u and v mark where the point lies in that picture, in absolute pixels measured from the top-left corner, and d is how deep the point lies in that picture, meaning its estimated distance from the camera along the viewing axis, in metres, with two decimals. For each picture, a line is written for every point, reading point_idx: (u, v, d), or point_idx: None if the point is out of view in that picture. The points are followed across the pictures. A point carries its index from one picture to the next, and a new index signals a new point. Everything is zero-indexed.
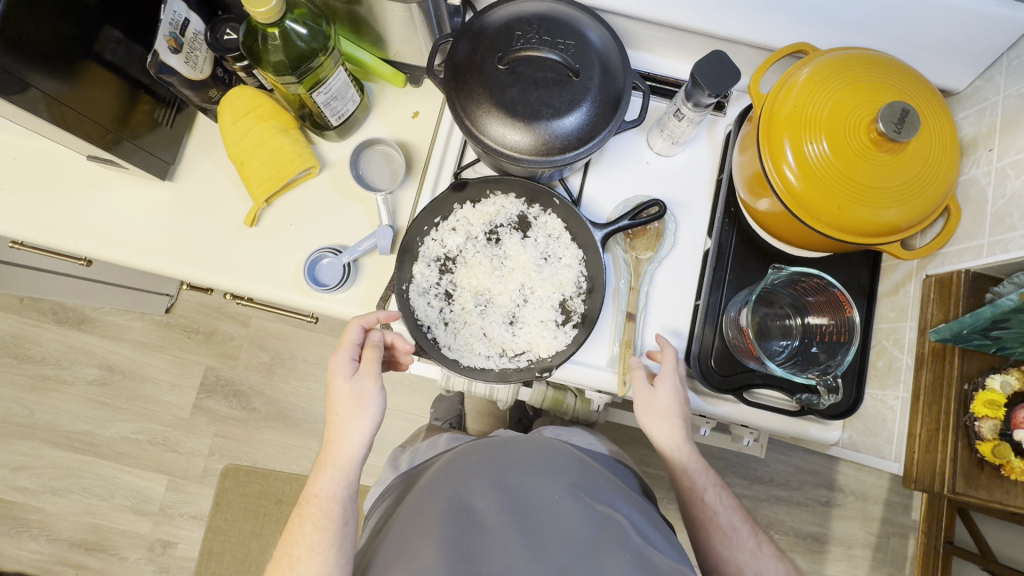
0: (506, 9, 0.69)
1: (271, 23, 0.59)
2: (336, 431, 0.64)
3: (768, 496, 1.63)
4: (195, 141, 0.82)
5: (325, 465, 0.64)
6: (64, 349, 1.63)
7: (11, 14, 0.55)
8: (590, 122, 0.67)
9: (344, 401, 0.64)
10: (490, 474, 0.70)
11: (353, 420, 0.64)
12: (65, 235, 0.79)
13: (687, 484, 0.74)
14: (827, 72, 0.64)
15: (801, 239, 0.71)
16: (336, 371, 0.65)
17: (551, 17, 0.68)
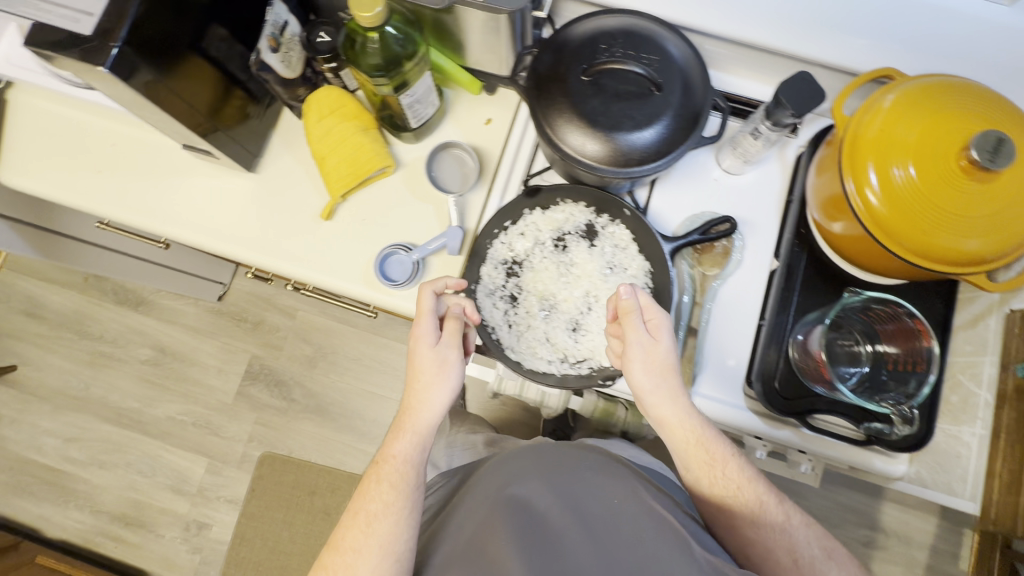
0: (592, 23, 0.71)
1: (374, 28, 0.62)
2: (416, 397, 0.67)
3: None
4: (279, 136, 0.86)
5: (402, 429, 0.68)
6: (122, 328, 1.71)
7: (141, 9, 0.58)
8: (669, 134, 0.67)
9: (427, 374, 0.67)
10: (546, 474, 0.71)
11: (434, 388, 0.67)
12: (156, 218, 0.84)
13: (702, 458, 0.67)
14: (916, 97, 0.64)
15: (877, 263, 0.70)
16: (420, 337, 0.68)
17: (636, 33, 0.69)
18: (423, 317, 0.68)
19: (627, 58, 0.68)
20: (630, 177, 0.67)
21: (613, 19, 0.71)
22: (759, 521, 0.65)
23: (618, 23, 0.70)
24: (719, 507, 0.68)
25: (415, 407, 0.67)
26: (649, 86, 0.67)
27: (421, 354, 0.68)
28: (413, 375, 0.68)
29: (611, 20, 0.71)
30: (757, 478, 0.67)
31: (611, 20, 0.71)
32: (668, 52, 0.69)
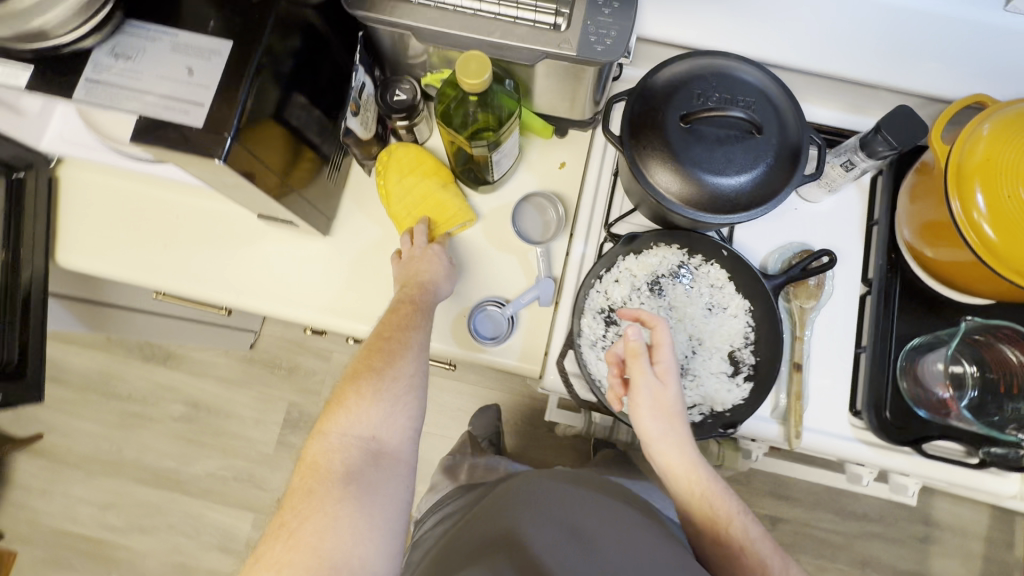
0: (680, 65, 0.70)
1: (476, 92, 0.60)
2: (425, 274, 0.72)
3: (860, 532, 1.52)
4: (349, 195, 0.83)
5: (407, 311, 0.69)
6: (150, 385, 1.66)
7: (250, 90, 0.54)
8: (769, 175, 0.67)
9: (417, 291, 0.71)
10: (591, 505, 0.65)
11: (441, 279, 0.73)
12: (230, 289, 0.82)
13: (711, 514, 0.63)
14: (1017, 124, 0.63)
15: (978, 286, 0.70)
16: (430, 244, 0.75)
17: (726, 74, 0.69)
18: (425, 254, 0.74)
19: (722, 101, 0.67)
20: (735, 222, 0.67)
21: (702, 60, 0.70)
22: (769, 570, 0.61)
23: (707, 63, 0.69)
24: (722, 555, 0.63)
25: (411, 299, 0.70)
26: (747, 127, 0.66)
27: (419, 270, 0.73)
28: (409, 284, 0.71)
29: (700, 60, 0.69)
30: (765, 537, 0.63)
31: (700, 61, 0.69)
32: (761, 92, 0.68)
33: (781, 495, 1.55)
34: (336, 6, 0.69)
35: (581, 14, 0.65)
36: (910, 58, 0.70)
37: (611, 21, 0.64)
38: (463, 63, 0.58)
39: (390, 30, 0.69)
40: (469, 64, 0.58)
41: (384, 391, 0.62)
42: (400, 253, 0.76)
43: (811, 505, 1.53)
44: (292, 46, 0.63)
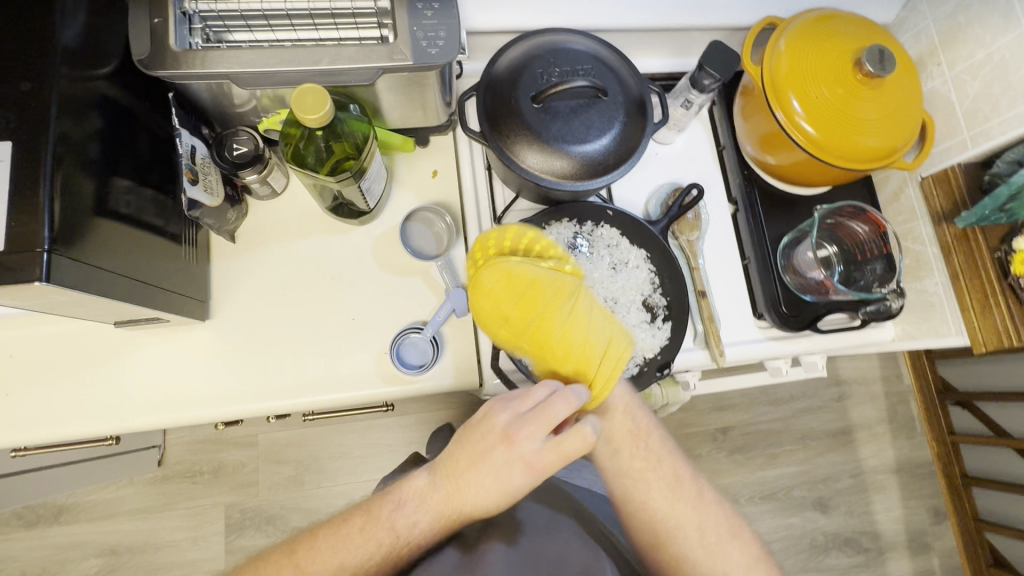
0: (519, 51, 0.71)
1: (321, 125, 0.57)
2: (502, 451, 0.58)
3: (793, 412, 1.71)
4: (219, 268, 0.75)
5: (460, 478, 0.60)
6: (49, 551, 1.40)
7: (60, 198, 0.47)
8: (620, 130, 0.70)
9: (466, 488, 0.59)
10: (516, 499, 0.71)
11: (518, 461, 0.58)
12: (106, 416, 0.70)
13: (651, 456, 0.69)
14: (803, 36, 0.74)
15: (814, 177, 0.81)
16: (532, 424, 0.59)
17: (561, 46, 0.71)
18: (561, 449, 0.58)
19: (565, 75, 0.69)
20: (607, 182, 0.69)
21: (537, 40, 0.72)
22: (688, 507, 0.66)
23: (542, 43, 0.71)
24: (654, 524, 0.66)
25: (473, 483, 0.59)
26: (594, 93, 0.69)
27: (522, 493, 0.58)
28: (476, 477, 0.58)
29: (534, 42, 0.71)
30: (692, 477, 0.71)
31: (534, 43, 0.71)
32: (597, 59, 0.71)
33: (722, 406, 1.69)
34: (132, 71, 0.61)
35: (403, 23, 0.63)
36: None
37: (436, 22, 0.64)
38: (298, 97, 0.54)
39: (203, 83, 0.63)
40: (304, 100, 0.55)
41: (387, 522, 0.60)
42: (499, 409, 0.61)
43: (747, 404, 1.70)
44: (92, 126, 0.54)
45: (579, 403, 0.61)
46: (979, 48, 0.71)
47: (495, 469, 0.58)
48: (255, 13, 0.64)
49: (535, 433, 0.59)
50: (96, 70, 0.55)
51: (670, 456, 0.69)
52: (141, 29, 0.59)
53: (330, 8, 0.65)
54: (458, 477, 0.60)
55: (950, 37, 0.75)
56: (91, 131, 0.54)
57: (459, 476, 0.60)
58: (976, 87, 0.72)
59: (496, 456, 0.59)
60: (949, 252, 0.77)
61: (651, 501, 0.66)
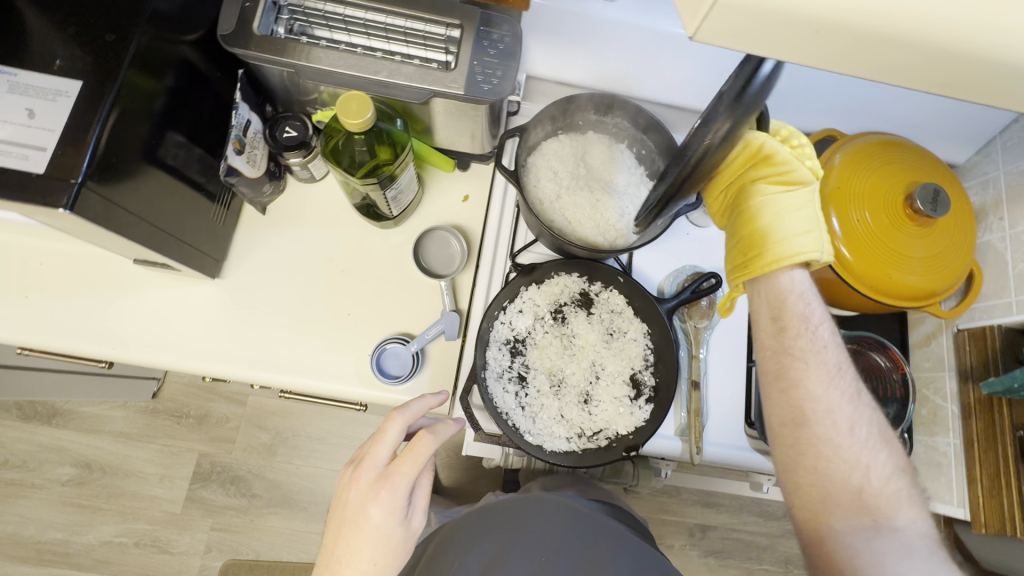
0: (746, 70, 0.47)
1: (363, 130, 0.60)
2: (354, 507, 0.57)
3: (783, 531, 1.58)
4: (244, 234, 0.80)
5: (335, 554, 0.57)
6: (33, 449, 1.48)
7: (108, 145, 0.53)
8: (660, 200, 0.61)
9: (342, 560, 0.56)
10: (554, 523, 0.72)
11: (371, 508, 0.56)
12: (101, 342, 0.74)
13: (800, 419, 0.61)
14: (860, 156, 0.72)
15: (841, 300, 0.77)
16: (378, 461, 0.58)
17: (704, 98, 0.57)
18: (405, 464, 0.57)
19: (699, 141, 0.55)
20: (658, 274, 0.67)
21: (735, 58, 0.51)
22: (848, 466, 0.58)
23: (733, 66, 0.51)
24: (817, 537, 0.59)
25: (350, 558, 0.56)
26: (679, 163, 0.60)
27: (391, 537, 0.56)
28: (345, 549, 0.56)
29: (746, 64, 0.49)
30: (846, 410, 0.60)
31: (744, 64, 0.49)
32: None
33: (708, 503, 1.58)
34: (215, 42, 0.67)
35: (466, 55, 0.66)
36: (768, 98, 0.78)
37: (496, 61, 0.66)
38: (345, 102, 0.58)
39: (273, 68, 0.68)
40: (350, 104, 0.58)
41: None
42: (351, 467, 0.60)
43: (734, 509, 1.59)
44: (165, 84, 0.60)
45: (405, 420, 0.59)
46: None
47: (357, 523, 0.56)
48: (338, 17, 0.69)
49: (374, 462, 0.58)
50: (184, 35, 0.61)
51: (840, 429, 0.58)
52: (233, 9, 0.65)
53: (405, 27, 0.69)
54: (336, 561, 0.56)
55: (1017, 194, 0.72)
56: (162, 86, 0.59)
57: (335, 560, 0.57)
58: None
59: (351, 513, 0.57)
60: (968, 414, 0.72)
61: (820, 411, 0.58)
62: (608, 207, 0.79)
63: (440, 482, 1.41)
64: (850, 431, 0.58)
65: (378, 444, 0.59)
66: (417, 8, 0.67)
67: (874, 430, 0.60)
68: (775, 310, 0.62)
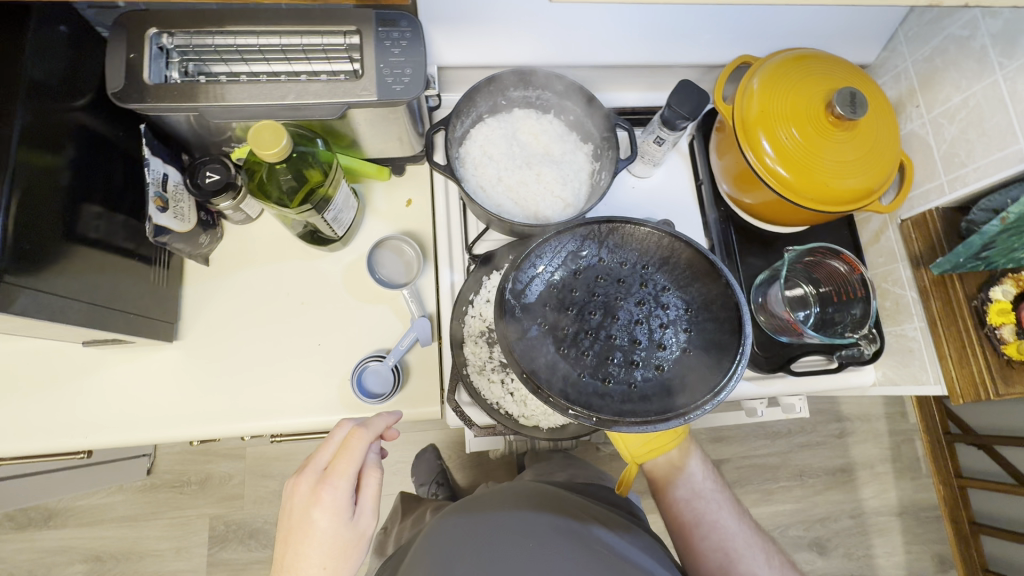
0: (667, 275, 0.61)
1: (282, 160, 0.58)
2: (296, 514, 0.55)
3: (791, 447, 1.63)
4: (193, 290, 0.77)
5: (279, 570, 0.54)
6: (38, 555, 1.43)
7: (14, 233, 0.50)
8: (541, 370, 0.58)
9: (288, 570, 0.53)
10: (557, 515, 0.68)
11: (313, 512, 0.55)
12: (70, 433, 0.71)
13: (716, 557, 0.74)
14: (776, 77, 0.73)
15: (789, 216, 0.79)
16: (314, 466, 0.57)
17: (580, 236, 0.61)
18: (345, 461, 0.57)
19: (596, 311, 0.61)
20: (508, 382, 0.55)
21: (636, 233, 0.60)
22: None
23: (633, 241, 0.61)
24: None
25: (297, 566, 0.53)
26: (558, 312, 0.62)
27: (339, 537, 0.55)
28: (292, 560, 0.54)
29: (643, 256, 0.61)
30: (753, 545, 0.75)
31: (641, 254, 0.61)
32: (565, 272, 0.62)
33: (718, 438, 1.63)
34: (108, 102, 0.64)
35: (371, 60, 0.65)
36: (679, 39, 0.78)
37: (402, 60, 0.65)
38: (255, 135, 0.56)
39: (178, 115, 0.65)
40: (262, 135, 0.56)
41: None
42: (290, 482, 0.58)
43: (741, 438, 1.63)
44: (65, 156, 0.57)
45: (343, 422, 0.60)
46: (956, 92, 0.70)
47: (303, 529, 0.54)
48: (231, 49, 0.67)
49: (316, 465, 0.58)
50: (72, 102, 0.58)
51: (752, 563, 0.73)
52: (118, 63, 0.62)
53: (302, 44, 0.67)
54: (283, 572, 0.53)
55: (927, 80, 0.74)
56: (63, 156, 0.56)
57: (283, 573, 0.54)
58: (953, 131, 0.71)
59: (296, 520, 0.55)
60: (927, 297, 0.75)
61: (733, 550, 0.74)
62: (551, 179, 0.79)
63: (457, 483, 1.42)
64: (762, 564, 0.73)
65: (315, 451, 0.58)
66: (309, 22, 0.65)
67: (778, 559, 0.75)
68: (670, 475, 0.81)
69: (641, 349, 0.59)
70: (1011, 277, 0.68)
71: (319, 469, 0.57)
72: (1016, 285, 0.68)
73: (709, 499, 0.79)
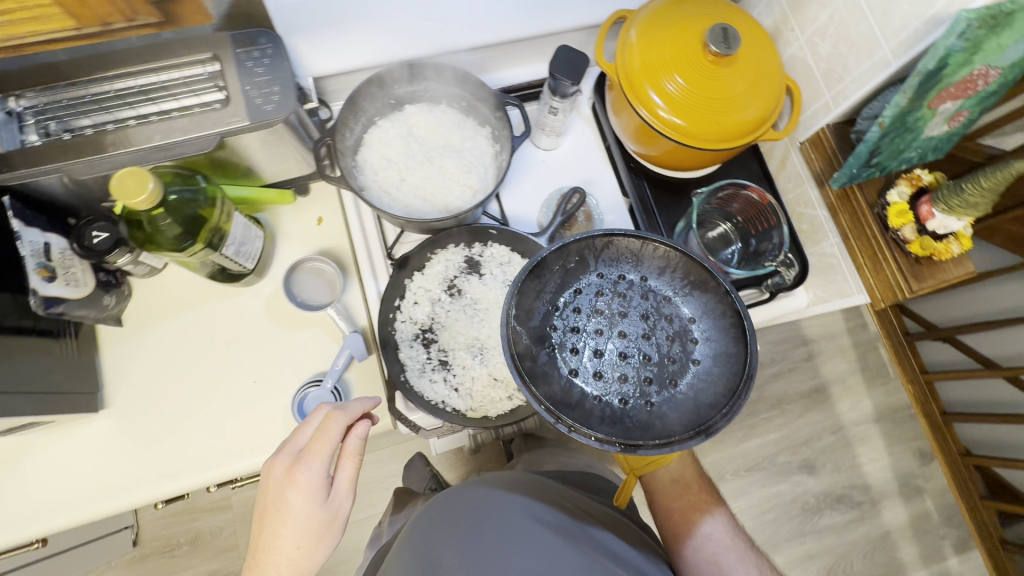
0: (668, 284, 0.60)
1: (155, 205, 0.56)
2: (269, 496, 0.55)
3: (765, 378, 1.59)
4: (111, 354, 0.75)
5: (258, 546, 0.55)
6: None
7: None
8: (550, 393, 0.55)
9: (263, 544, 0.55)
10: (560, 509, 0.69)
11: (287, 496, 0.54)
12: (8, 527, 0.68)
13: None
14: (651, 26, 0.73)
15: (697, 160, 0.80)
16: (290, 448, 0.56)
17: (575, 252, 0.59)
18: (319, 445, 0.55)
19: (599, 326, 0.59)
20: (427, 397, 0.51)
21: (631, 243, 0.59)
22: None
23: (628, 253, 0.60)
24: None
25: (272, 543, 0.54)
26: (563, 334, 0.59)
27: (313, 518, 0.54)
28: (267, 538, 0.55)
29: (641, 266, 0.60)
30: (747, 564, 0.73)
31: (639, 264, 0.60)
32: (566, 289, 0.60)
33: None
34: None
35: (233, 84, 0.62)
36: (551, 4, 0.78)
37: (268, 78, 0.63)
38: (119, 184, 0.53)
39: (49, 179, 0.62)
40: (126, 183, 0.54)
41: None
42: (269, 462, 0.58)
43: None
44: None
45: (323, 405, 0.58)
46: (821, 10, 0.71)
47: (278, 509, 0.54)
48: (85, 98, 0.63)
49: (294, 445, 0.57)
50: None
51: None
52: None
53: (160, 80, 0.64)
54: (260, 549, 0.55)
55: (796, 2, 0.75)
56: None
57: (261, 549, 0.55)
58: (826, 48, 0.72)
59: (272, 499, 0.55)
60: (836, 213, 0.78)
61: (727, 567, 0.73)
62: (454, 169, 0.78)
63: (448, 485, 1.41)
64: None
65: (294, 434, 0.57)
66: (161, 58, 0.63)
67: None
68: (669, 489, 0.81)
69: (654, 364, 0.57)
70: (904, 179, 0.72)
71: (291, 454, 0.56)
72: (909, 185, 0.71)
73: (705, 512, 0.79)
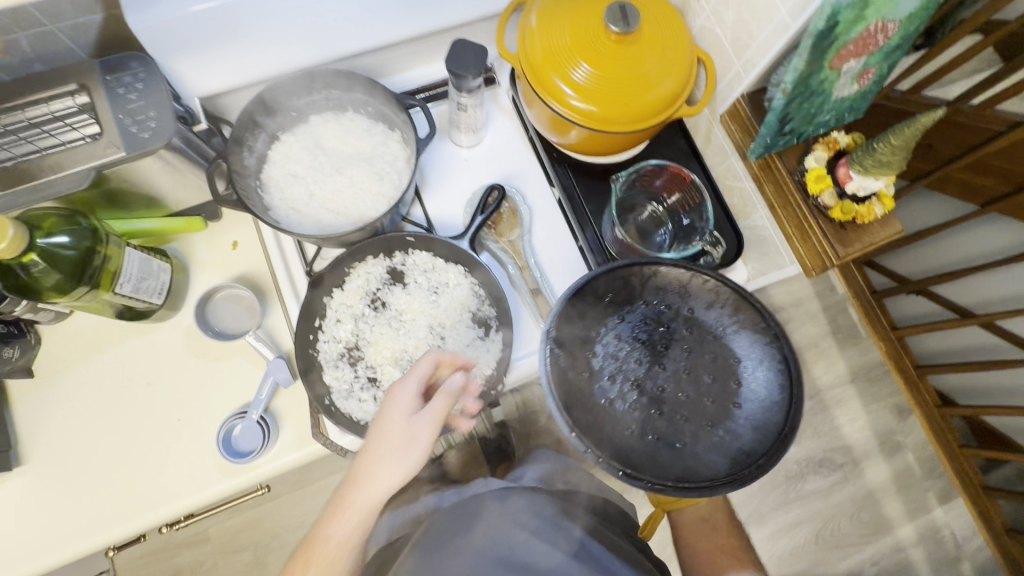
0: (716, 319, 0.59)
1: (23, 252, 0.54)
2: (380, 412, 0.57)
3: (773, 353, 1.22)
4: (23, 406, 0.71)
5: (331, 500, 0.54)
6: None
7: None
8: (592, 429, 0.55)
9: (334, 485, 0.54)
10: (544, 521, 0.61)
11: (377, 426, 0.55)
12: None
13: None
14: (551, 10, 0.70)
15: (617, 144, 0.77)
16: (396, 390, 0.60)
17: (620, 275, 0.60)
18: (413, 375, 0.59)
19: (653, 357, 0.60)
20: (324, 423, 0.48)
21: (678, 275, 0.60)
22: None
23: (678, 285, 0.60)
24: None
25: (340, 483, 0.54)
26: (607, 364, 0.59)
27: (393, 429, 0.54)
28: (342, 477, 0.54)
29: (691, 297, 0.60)
30: None
31: (689, 295, 0.60)
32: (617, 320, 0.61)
33: None
34: None
35: (106, 113, 0.59)
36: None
37: (143, 103, 0.60)
38: None
39: None
40: None
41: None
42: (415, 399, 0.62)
43: None
44: None
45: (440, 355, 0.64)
46: None
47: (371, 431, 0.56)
48: None
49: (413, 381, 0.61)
50: None
51: None
52: None
53: (26, 115, 0.60)
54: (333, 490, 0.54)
55: None
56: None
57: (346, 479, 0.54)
58: (731, 16, 0.71)
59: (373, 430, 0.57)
60: (760, 184, 0.74)
61: None
62: (364, 179, 0.76)
63: None
64: None
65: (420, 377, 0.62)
66: (27, 93, 0.59)
67: None
68: (696, 528, 0.80)
69: (693, 403, 0.57)
70: (821, 143, 0.68)
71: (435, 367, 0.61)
72: (826, 149, 0.67)
73: (729, 558, 0.76)
